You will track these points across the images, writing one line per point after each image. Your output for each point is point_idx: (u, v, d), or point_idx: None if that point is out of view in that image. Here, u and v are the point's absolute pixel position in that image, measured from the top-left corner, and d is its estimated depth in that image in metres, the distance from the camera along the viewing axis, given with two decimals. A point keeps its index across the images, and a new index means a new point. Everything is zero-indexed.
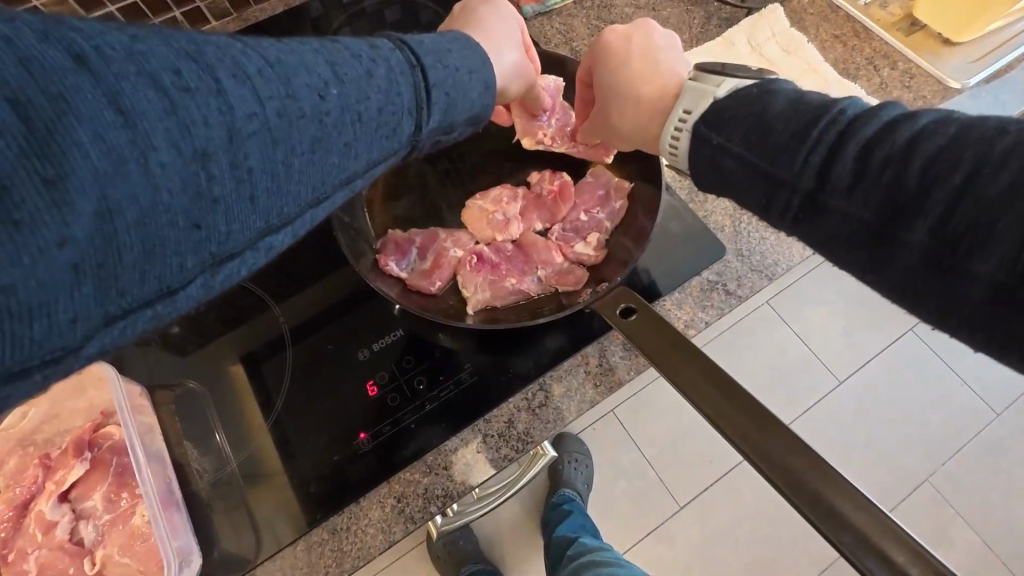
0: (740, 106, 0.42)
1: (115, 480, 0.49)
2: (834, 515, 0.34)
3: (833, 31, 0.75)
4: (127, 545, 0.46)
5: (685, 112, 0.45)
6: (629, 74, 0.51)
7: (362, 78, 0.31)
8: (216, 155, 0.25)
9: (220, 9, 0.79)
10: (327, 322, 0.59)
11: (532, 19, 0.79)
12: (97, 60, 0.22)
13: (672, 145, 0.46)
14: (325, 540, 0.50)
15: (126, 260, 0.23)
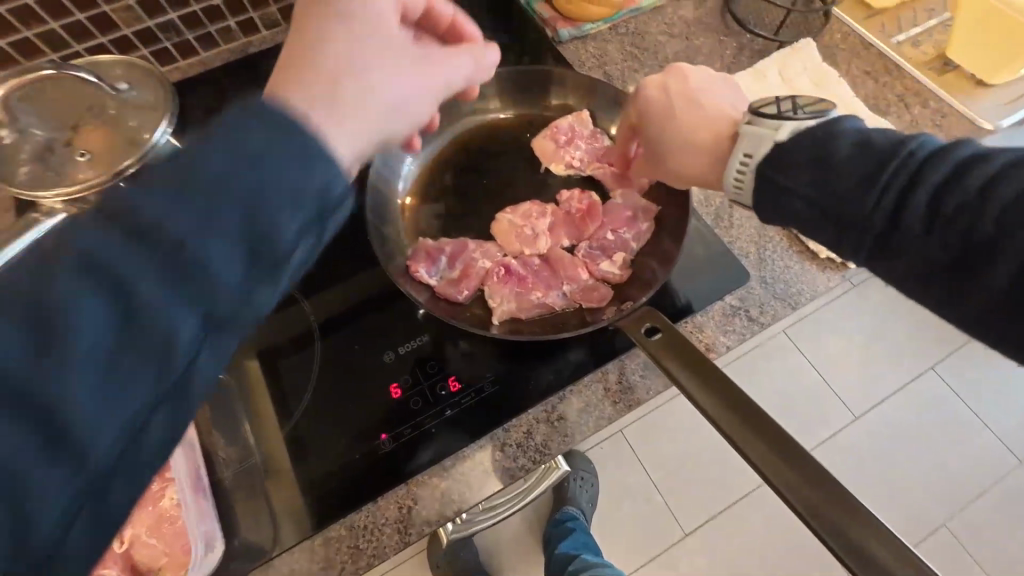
0: (806, 147, 0.44)
1: None
2: (856, 544, 0.34)
3: (865, 67, 0.76)
4: (154, 527, 0.48)
5: (747, 153, 0.47)
6: (683, 111, 0.53)
7: (224, 163, 0.28)
8: (102, 312, 0.25)
9: (271, 19, 0.84)
10: (357, 324, 0.61)
11: (568, 42, 0.82)
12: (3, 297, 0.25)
13: (735, 183, 0.48)
14: (342, 536, 0.51)
15: (60, 430, 0.24)
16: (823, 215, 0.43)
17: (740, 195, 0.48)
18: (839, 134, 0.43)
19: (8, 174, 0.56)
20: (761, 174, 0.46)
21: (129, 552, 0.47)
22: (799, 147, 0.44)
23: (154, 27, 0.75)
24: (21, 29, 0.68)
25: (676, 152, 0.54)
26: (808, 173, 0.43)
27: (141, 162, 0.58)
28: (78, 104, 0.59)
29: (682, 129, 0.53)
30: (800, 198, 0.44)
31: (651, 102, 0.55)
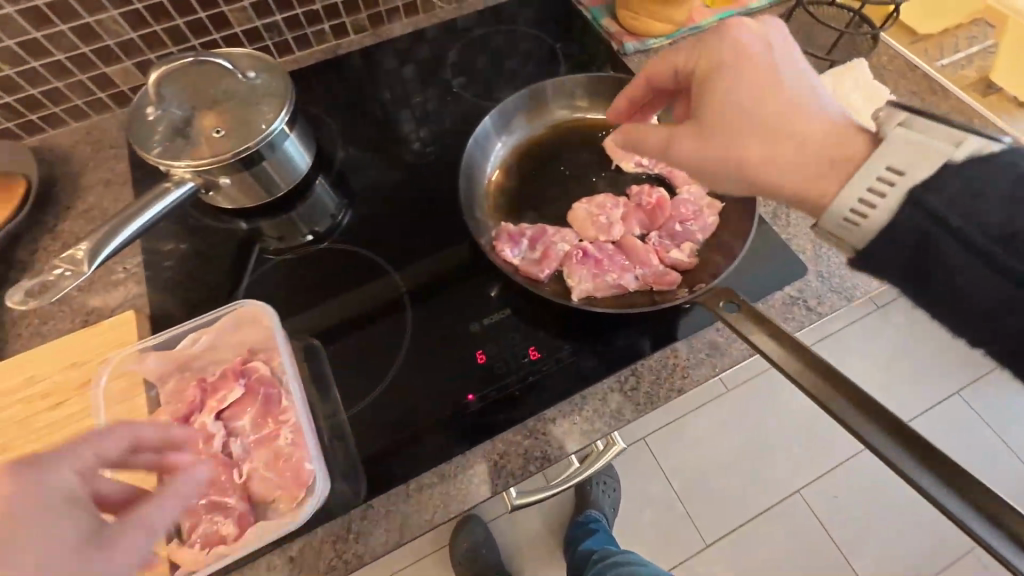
0: (987, 181, 0.41)
1: (262, 406, 0.56)
2: (957, 489, 0.35)
3: (912, 86, 0.82)
4: (272, 462, 0.53)
5: (893, 167, 0.43)
6: (801, 117, 0.50)
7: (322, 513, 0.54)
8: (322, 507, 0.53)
9: (359, 25, 0.92)
10: (444, 297, 0.67)
11: (632, 55, 0.88)
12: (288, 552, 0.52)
13: (860, 213, 0.45)
14: (434, 483, 0.55)
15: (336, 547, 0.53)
16: (969, 256, 0.41)
17: (855, 231, 0.46)
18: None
19: (147, 146, 0.63)
20: (911, 196, 0.42)
21: (248, 483, 0.52)
22: (970, 179, 0.41)
23: (260, 27, 0.83)
24: (152, 24, 0.76)
25: (776, 152, 0.50)
26: (980, 207, 0.40)
27: (258, 144, 0.65)
28: (207, 88, 0.66)
29: (791, 128, 0.50)
30: (959, 239, 0.41)
31: (758, 99, 0.51)
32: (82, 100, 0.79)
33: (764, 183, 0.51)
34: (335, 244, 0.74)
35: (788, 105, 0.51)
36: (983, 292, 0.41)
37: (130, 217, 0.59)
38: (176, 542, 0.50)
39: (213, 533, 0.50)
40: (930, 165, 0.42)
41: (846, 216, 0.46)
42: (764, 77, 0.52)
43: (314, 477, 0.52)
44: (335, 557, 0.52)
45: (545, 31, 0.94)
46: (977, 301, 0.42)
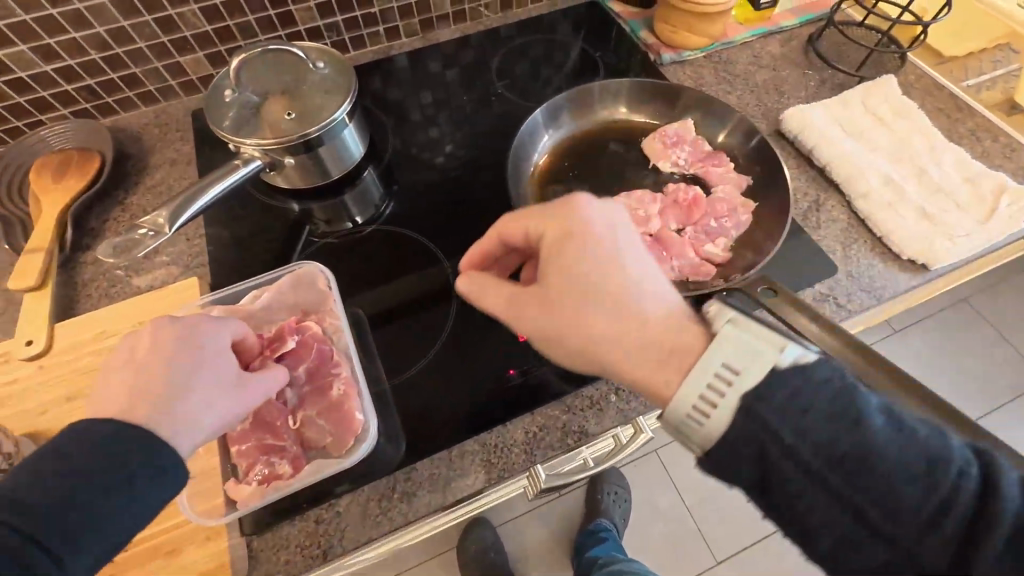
0: (819, 395, 0.37)
1: (315, 361, 0.59)
2: (991, 454, 0.38)
3: (938, 103, 0.85)
4: (326, 412, 0.57)
5: (729, 366, 0.39)
6: (625, 301, 0.46)
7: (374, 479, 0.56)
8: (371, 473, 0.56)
9: (411, 29, 0.98)
10: None
11: (668, 65, 0.94)
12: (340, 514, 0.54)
13: (700, 411, 0.40)
14: (476, 450, 0.58)
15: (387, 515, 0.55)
16: (807, 487, 0.36)
17: (697, 432, 0.40)
18: (858, 405, 0.37)
19: (220, 123, 0.69)
20: (743, 406, 0.38)
21: (303, 429, 0.56)
22: (797, 389, 0.37)
23: (322, 26, 0.90)
24: (226, 18, 0.82)
25: (606, 322, 0.46)
26: (807, 425, 0.37)
27: (321, 129, 0.70)
28: (281, 75, 0.72)
29: (621, 297, 0.46)
30: (797, 462, 0.36)
31: (607, 267, 0.48)
32: (155, 86, 0.85)
33: (598, 360, 0.47)
34: (382, 228, 0.78)
35: (617, 285, 0.47)
36: (831, 523, 0.36)
37: (207, 186, 0.64)
38: (234, 479, 0.53)
39: (271, 473, 0.53)
40: (758, 375, 0.38)
41: (682, 411, 0.41)
42: (606, 259, 0.48)
43: (367, 425, 0.56)
44: (380, 513, 0.54)
45: (586, 40, 1.00)
46: (832, 531, 0.36)
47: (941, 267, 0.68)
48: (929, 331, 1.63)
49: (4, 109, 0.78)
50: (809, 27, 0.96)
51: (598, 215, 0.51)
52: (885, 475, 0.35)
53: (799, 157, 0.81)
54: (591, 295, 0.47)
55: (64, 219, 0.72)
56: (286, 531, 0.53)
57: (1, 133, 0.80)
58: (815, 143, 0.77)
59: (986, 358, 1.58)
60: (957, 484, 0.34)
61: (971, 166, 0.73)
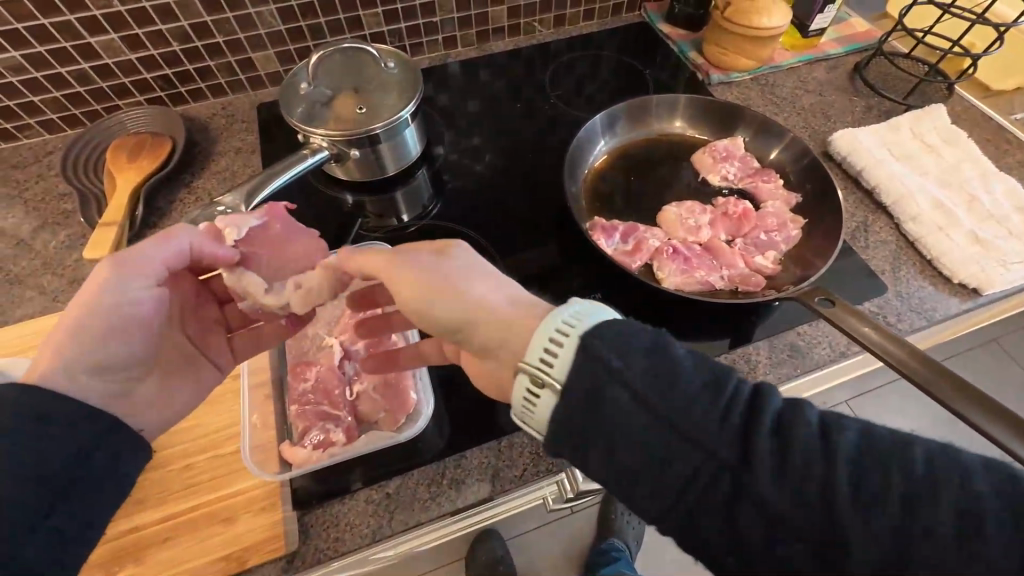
0: (639, 335, 0.39)
1: (374, 338, 0.62)
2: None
3: (987, 134, 0.86)
4: (380, 387, 0.59)
5: (566, 323, 0.40)
6: (482, 280, 0.47)
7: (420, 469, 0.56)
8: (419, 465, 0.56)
9: (468, 38, 1.02)
10: (539, 279, 0.71)
11: (715, 85, 0.96)
12: (387, 500, 0.54)
13: (542, 366, 0.39)
14: (526, 443, 0.58)
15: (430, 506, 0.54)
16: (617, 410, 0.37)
17: (543, 384, 0.39)
18: (660, 338, 0.39)
19: (291, 114, 0.72)
20: (582, 345, 0.39)
21: (358, 401, 0.58)
22: (624, 333, 0.39)
23: (386, 31, 0.94)
24: (299, 18, 0.86)
25: (466, 295, 0.46)
26: (629, 362, 0.37)
27: (384, 126, 0.73)
28: (353, 72, 0.75)
29: (482, 278, 0.48)
30: (622, 385, 0.37)
31: (470, 263, 0.49)
32: (225, 79, 0.90)
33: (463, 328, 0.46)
34: (434, 224, 0.80)
35: (479, 274, 0.48)
36: (643, 439, 0.36)
37: (280, 169, 0.68)
38: (290, 442, 0.54)
39: (325, 440, 0.55)
40: (595, 322, 0.40)
41: (531, 368, 0.40)
42: (472, 257, 0.49)
43: (421, 402, 0.57)
44: (429, 498, 0.55)
45: (635, 59, 1.03)
46: (643, 449, 0.36)
47: (993, 292, 0.68)
48: (961, 368, 1.60)
49: (87, 92, 0.83)
50: (855, 55, 0.98)
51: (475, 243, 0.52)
52: (682, 391, 0.36)
53: (846, 178, 0.82)
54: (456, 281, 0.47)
55: (136, 197, 0.75)
56: (336, 509, 0.54)
57: (82, 115, 0.85)
58: (864, 164, 0.78)
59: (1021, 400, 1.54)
60: (735, 397, 0.36)
61: None
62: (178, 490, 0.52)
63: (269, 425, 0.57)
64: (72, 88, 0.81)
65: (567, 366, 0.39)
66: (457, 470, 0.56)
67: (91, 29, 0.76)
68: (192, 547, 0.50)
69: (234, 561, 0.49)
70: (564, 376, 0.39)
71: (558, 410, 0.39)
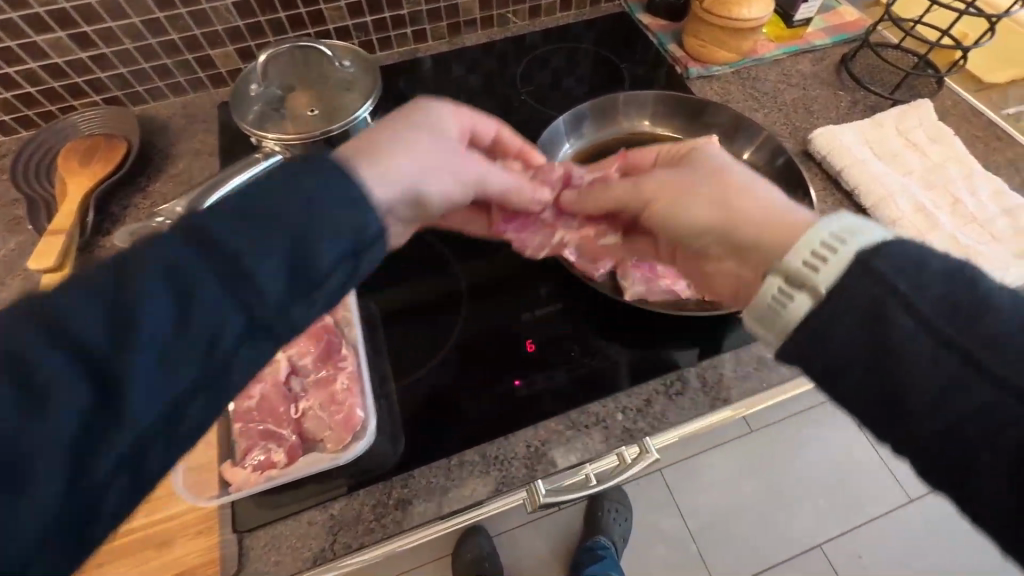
0: (934, 266, 0.35)
1: (324, 351, 0.60)
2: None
3: (976, 131, 0.82)
4: (325, 404, 0.57)
5: (836, 234, 0.38)
6: (695, 185, 0.49)
7: (366, 489, 0.55)
8: (364, 484, 0.55)
9: (439, 32, 0.98)
10: (501, 288, 0.69)
11: (694, 79, 0.92)
12: (331, 520, 0.53)
13: (805, 270, 0.38)
14: (476, 461, 0.56)
15: (375, 526, 0.53)
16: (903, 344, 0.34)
17: (783, 318, 0.38)
18: (967, 268, 0.35)
19: (243, 117, 0.69)
20: (859, 260, 0.36)
21: (303, 419, 0.56)
22: (902, 253, 0.36)
23: (350, 25, 0.90)
24: (257, 14, 0.83)
25: (688, 209, 0.49)
26: (926, 283, 0.35)
27: (343, 128, 0.69)
28: (306, 72, 0.73)
29: (702, 187, 0.49)
30: (912, 310, 0.34)
31: (710, 174, 0.50)
32: (185, 77, 0.87)
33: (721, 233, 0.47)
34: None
35: (711, 170, 0.50)
36: (938, 375, 0.33)
37: (228, 177, 0.65)
38: (230, 461, 0.53)
39: (266, 460, 0.53)
40: (868, 239, 0.37)
41: (785, 283, 0.38)
42: (711, 168, 0.50)
43: (365, 421, 0.55)
44: (374, 520, 0.53)
45: (611, 51, 0.99)
46: (937, 397, 0.33)
47: None
48: None
49: (39, 93, 0.80)
50: (843, 46, 0.94)
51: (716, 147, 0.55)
52: (1016, 338, 0.32)
53: (825, 177, 0.79)
54: (684, 195, 0.50)
55: (86, 204, 0.72)
56: (279, 530, 0.52)
57: (35, 117, 0.82)
58: (843, 165, 0.75)
59: None
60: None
61: (1009, 198, 0.70)
62: None
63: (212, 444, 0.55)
64: (22, 88, 0.79)
65: (856, 280, 0.36)
66: (405, 491, 0.55)
67: (36, 28, 0.73)
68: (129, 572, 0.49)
69: None
70: (835, 282, 0.36)
71: (821, 312, 0.37)
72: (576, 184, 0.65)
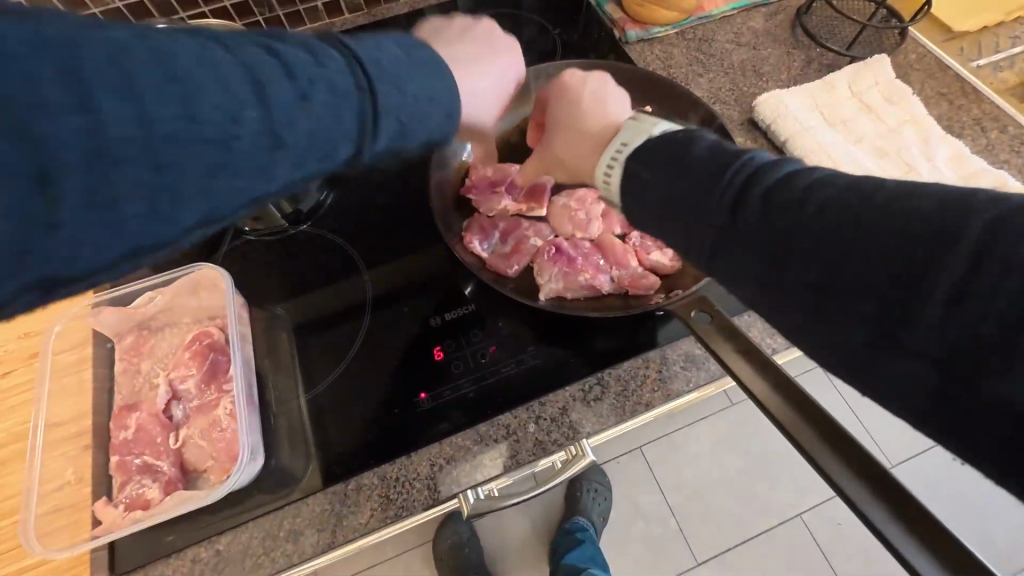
0: (667, 148, 0.41)
1: (209, 372, 0.55)
2: (928, 540, 0.31)
3: (940, 87, 0.74)
4: (207, 431, 0.53)
5: (624, 142, 0.45)
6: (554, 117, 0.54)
7: (254, 520, 0.50)
8: (250, 517, 0.50)
9: (354, 4, 0.89)
10: (412, 291, 0.63)
11: (634, 44, 0.83)
12: (215, 556, 0.49)
13: (605, 177, 0.45)
14: (373, 485, 0.52)
15: (263, 561, 0.49)
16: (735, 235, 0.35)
17: (610, 195, 0.46)
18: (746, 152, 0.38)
19: None
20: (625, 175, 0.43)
21: (184, 447, 0.52)
22: (666, 144, 0.42)
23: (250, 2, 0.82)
24: None
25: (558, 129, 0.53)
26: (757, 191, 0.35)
27: None
28: None
29: (565, 117, 0.53)
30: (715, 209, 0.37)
31: (564, 102, 0.53)
32: None
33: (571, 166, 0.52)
34: (315, 231, 0.69)
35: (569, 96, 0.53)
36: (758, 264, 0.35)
37: None
38: (103, 499, 0.49)
39: (139, 498, 0.49)
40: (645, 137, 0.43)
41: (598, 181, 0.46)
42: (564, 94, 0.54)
43: (244, 449, 0.50)
44: (263, 554, 0.49)
45: (545, 16, 0.90)
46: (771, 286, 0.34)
47: None
48: None
49: None
50: None
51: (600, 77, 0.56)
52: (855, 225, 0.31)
53: (771, 149, 0.71)
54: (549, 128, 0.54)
55: None
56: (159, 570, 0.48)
57: None
58: (788, 134, 0.68)
59: None
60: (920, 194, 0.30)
61: (968, 163, 0.63)
62: None
63: (84, 482, 0.51)
64: None
65: (650, 182, 0.41)
66: (295, 522, 0.50)
67: None
68: None
69: None
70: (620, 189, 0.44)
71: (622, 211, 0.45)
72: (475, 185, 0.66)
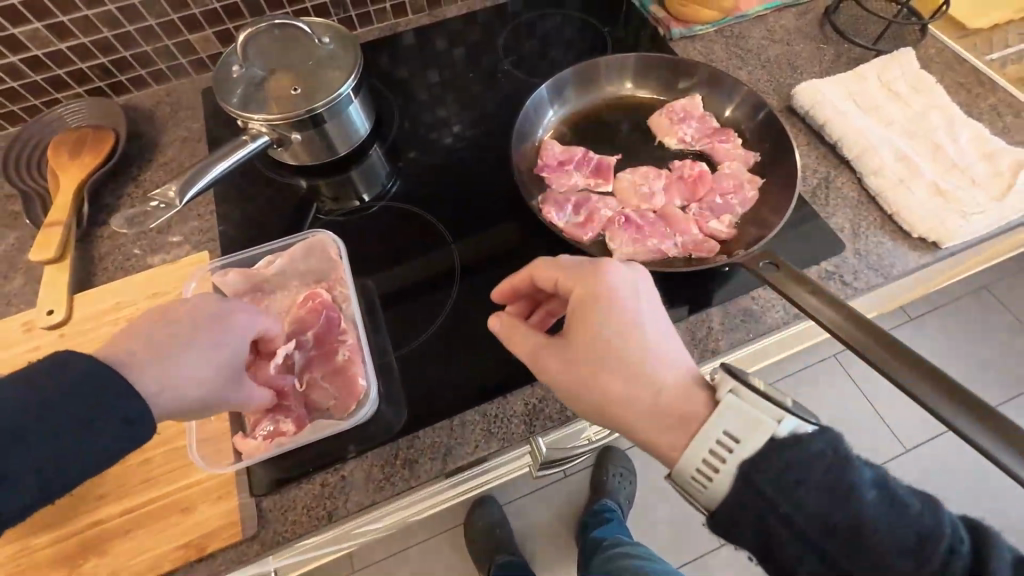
0: (800, 469, 0.40)
1: (324, 327, 0.62)
2: (982, 420, 0.40)
3: (959, 78, 0.82)
4: (328, 375, 0.60)
5: (730, 435, 0.43)
6: (608, 377, 0.49)
7: (373, 450, 0.57)
8: (369, 446, 0.57)
9: (419, 6, 0.97)
10: (494, 257, 0.71)
11: (677, 41, 0.92)
12: (341, 480, 0.56)
13: (702, 475, 0.44)
14: (476, 420, 0.59)
15: (384, 484, 0.56)
16: (806, 550, 0.40)
17: (701, 490, 0.44)
18: (845, 463, 0.40)
19: (227, 99, 0.70)
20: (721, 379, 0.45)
21: (309, 388, 0.59)
22: (789, 461, 0.40)
23: (328, 2, 0.90)
24: None
25: (608, 386, 0.49)
26: (802, 496, 0.40)
27: (327, 105, 0.71)
28: (286, 51, 0.73)
29: (626, 383, 0.49)
30: (792, 529, 0.40)
31: (615, 358, 0.49)
32: (166, 64, 0.87)
33: (620, 421, 0.50)
34: (400, 206, 0.78)
35: (631, 359, 0.49)
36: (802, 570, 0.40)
37: (217, 161, 0.66)
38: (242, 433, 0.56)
39: (276, 429, 0.56)
40: (753, 448, 0.42)
41: (690, 474, 0.45)
42: (624, 327, 0.50)
43: (367, 390, 0.59)
44: (383, 479, 0.56)
45: (593, 16, 0.98)
46: None
47: (952, 246, 0.66)
48: (950, 316, 1.58)
49: (22, 87, 0.80)
50: None
51: (631, 268, 0.54)
52: (873, 548, 0.38)
53: (809, 133, 0.79)
54: (596, 371, 0.50)
55: (80, 196, 0.74)
56: (293, 493, 0.55)
57: (21, 111, 0.83)
58: (826, 118, 0.75)
59: (1010, 347, 1.53)
60: (949, 558, 0.37)
61: (989, 143, 0.71)
62: (137, 483, 0.54)
63: (224, 416, 0.58)
64: (5, 83, 0.78)
65: (756, 472, 0.41)
66: (410, 451, 0.57)
67: (12, 19, 0.73)
68: (153, 537, 0.52)
69: (193, 548, 0.52)
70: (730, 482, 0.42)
71: (725, 498, 0.43)
72: (546, 159, 0.75)
